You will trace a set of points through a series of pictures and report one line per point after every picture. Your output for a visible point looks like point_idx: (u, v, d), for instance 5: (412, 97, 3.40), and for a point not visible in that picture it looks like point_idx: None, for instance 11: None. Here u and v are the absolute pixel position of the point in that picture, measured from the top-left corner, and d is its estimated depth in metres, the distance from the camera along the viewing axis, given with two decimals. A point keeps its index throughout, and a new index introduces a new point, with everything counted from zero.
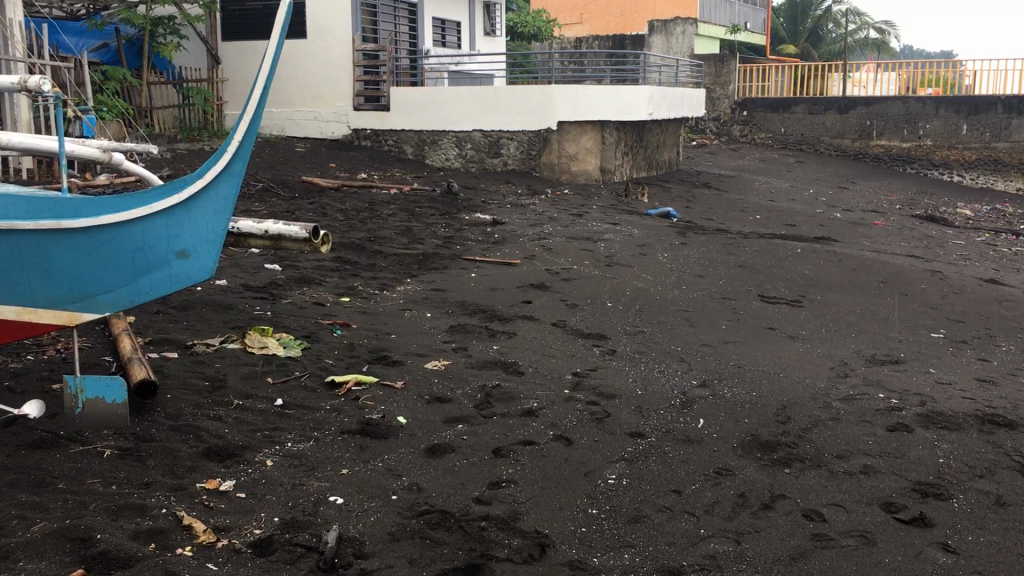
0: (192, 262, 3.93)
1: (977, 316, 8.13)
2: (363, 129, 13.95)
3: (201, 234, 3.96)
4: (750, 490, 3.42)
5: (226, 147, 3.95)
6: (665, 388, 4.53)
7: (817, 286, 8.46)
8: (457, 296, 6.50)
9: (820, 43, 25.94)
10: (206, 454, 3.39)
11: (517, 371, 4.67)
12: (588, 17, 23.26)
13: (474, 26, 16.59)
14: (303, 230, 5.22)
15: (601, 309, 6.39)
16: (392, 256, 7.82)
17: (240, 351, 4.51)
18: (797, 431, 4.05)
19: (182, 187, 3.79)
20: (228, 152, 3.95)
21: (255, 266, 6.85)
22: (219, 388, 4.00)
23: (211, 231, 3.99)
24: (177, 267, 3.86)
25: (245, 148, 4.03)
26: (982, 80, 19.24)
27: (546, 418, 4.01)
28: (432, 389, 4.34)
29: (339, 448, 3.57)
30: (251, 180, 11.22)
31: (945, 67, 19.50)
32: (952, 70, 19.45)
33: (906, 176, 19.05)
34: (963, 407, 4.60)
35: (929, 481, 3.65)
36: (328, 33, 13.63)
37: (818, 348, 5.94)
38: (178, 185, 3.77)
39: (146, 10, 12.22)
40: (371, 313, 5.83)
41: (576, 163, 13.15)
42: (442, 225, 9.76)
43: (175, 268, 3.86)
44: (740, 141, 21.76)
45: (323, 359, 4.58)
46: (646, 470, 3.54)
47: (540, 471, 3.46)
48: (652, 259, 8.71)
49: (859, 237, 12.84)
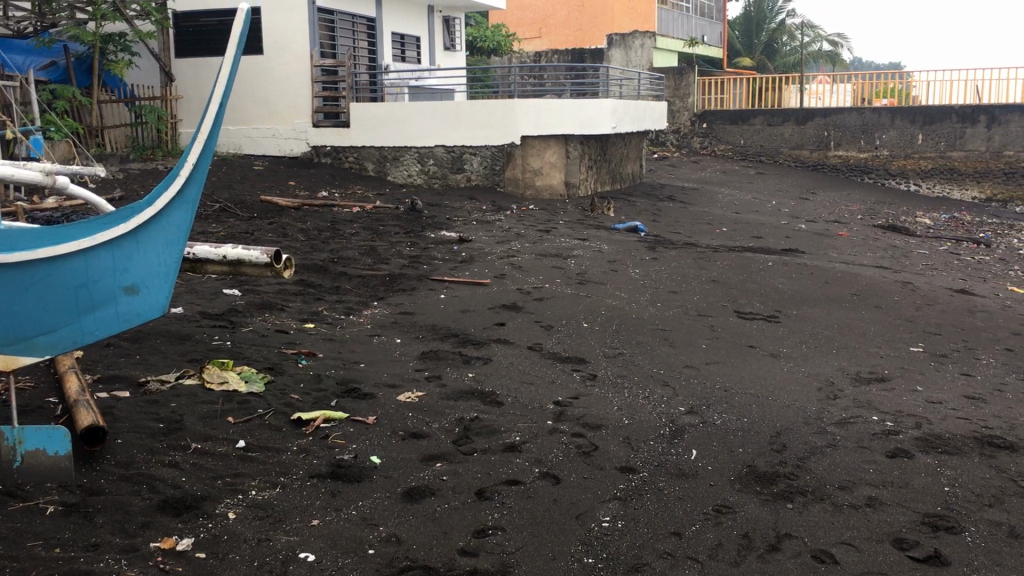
0: (143, 299, 3.62)
1: (952, 327, 8.03)
2: (322, 146, 13.63)
3: (152, 267, 3.65)
4: (753, 530, 3.20)
5: (178, 170, 3.65)
6: (653, 416, 4.29)
7: (791, 300, 8.31)
8: (426, 319, 6.23)
9: (775, 56, 26.29)
10: (162, 507, 3.10)
11: (495, 401, 4.41)
12: (547, 31, 22.80)
13: (434, 41, 16.39)
14: (263, 255, 4.94)
15: (577, 330, 6.15)
16: (356, 278, 7.53)
17: (198, 387, 4.21)
18: (795, 461, 3.84)
19: (131, 215, 3.49)
20: (181, 177, 3.65)
21: (213, 291, 6.53)
22: (174, 431, 3.70)
23: (163, 264, 3.68)
24: (126, 304, 3.55)
25: (200, 172, 3.73)
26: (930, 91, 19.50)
27: (530, 453, 3.76)
28: (406, 423, 4.07)
29: (309, 495, 3.29)
30: (207, 201, 10.86)
31: (895, 78, 19.82)
32: (901, 80, 19.72)
33: (865, 186, 19.13)
34: (960, 428, 4.42)
35: (938, 513, 3.45)
36: (284, 49, 13.31)
37: (803, 368, 5.75)
38: (126, 214, 3.47)
39: (96, 26, 11.83)
40: (338, 340, 5.54)
41: (540, 178, 13.03)
42: (406, 244, 9.48)
43: (124, 306, 3.55)
44: (701, 153, 21.69)
45: (288, 393, 4.29)
46: (642, 509, 3.29)
47: (528, 515, 3.21)
48: (624, 276, 8.50)
49: (826, 248, 12.77)
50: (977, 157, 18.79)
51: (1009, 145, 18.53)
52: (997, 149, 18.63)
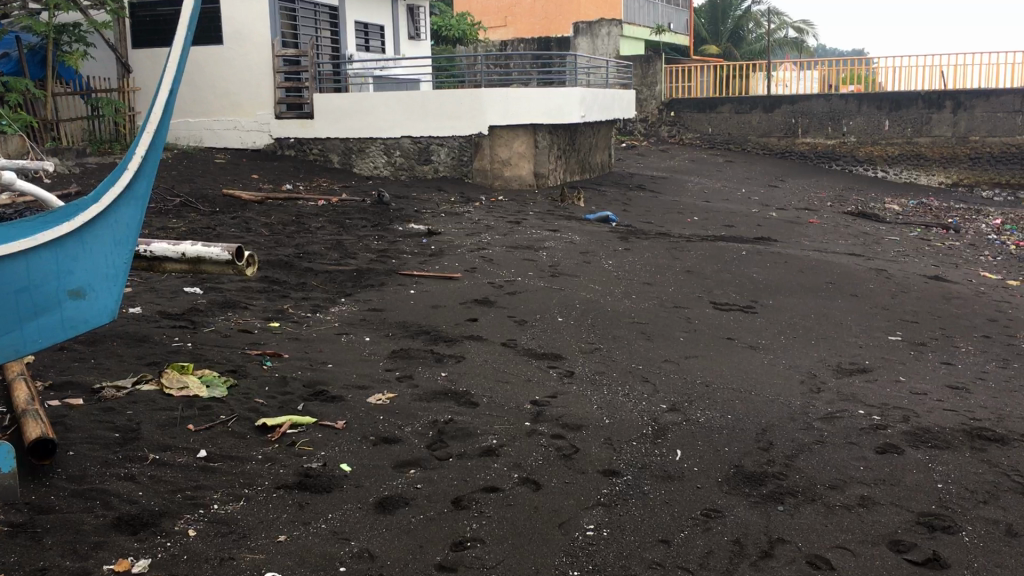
0: (87, 303, 3.43)
1: (929, 315, 7.96)
2: (286, 138, 13.34)
3: (97, 270, 3.47)
4: (744, 535, 3.05)
5: (126, 166, 3.51)
6: (634, 415, 4.14)
7: (766, 289, 8.21)
8: (396, 316, 6.03)
9: (741, 44, 26.21)
10: (116, 526, 2.89)
11: (470, 402, 4.23)
12: (512, 20, 22.75)
13: (399, 30, 16.12)
14: (225, 252, 4.72)
15: (552, 325, 5.99)
16: (323, 273, 7.30)
17: (156, 393, 3.98)
18: (782, 459, 3.70)
19: (78, 212, 3.31)
20: (129, 173, 3.51)
21: (172, 290, 6.28)
22: (130, 440, 3.48)
23: (108, 266, 3.51)
24: (70, 309, 3.35)
25: (146, 170, 3.61)
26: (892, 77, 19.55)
27: (508, 457, 3.58)
28: (377, 427, 3.87)
29: (275, 508, 3.09)
30: (168, 196, 10.56)
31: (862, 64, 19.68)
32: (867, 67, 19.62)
33: (833, 173, 19.15)
34: (948, 420, 4.31)
35: (932, 512, 3.33)
36: (246, 39, 12.99)
37: (783, 360, 5.63)
38: (73, 209, 3.29)
39: (49, 16, 11.44)
40: (304, 340, 5.32)
41: (508, 168, 12.81)
42: (374, 237, 9.25)
43: (68, 310, 3.34)
44: (669, 142, 21.55)
45: (252, 397, 4.07)
46: (628, 516, 3.14)
47: (509, 524, 3.03)
48: (597, 267, 8.35)
49: (797, 236, 12.71)
50: (942, 143, 18.88)
51: (975, 130, 18.62)
52: (962, 135, 18.73)
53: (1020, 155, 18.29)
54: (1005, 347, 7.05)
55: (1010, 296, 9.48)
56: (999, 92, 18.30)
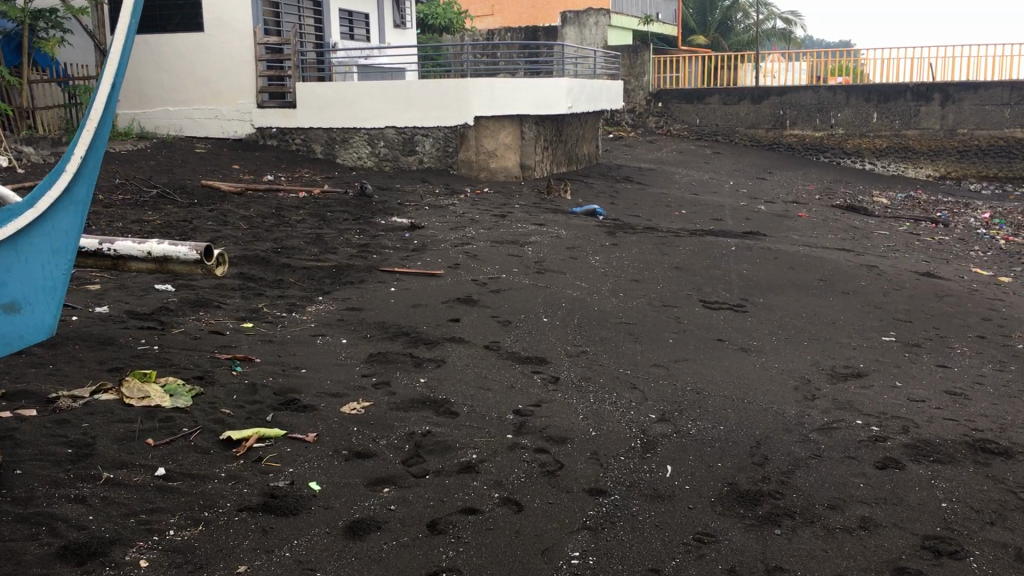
0: (24, 317, 3.39)
1: (922, 314, 7.80)
2: (267, 127, 13.07)
3: (35, 282, 3.42)
4: (740, 563, 2.85)
5: (64, 167, 3.45)
6: (622, 426, 3.94)
7: (757, 287, 8.02)
8: (375, 316, 5.80)
9: (729, 34, 26.03)
10: (61, 556, 2.66)
11: (450, 412, 4.02)
12: (499, 9, 22.56)
13: (384, 19, 15.83)
14: (193, 251, 4.43)
15: (537, 326, 5.78)
16: (301, 270, 7.06)
17: (115, 403, 3.74)
18: (778, 476, 3.50)
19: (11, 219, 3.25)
20: (67, 174, 3.45)
21: (143, 288, 6.03)
22: (84, 457, 3.24)
23: (47, 278, 3.46)
24: (6, 324, 3.31)
25: (87, 170, 3.55)
26: (878, 69, 19.43)
27: (488, 475, 3.37)
28: (350, 440, 3.66)
29: (236, 534, 2.87)
30: (144, 187, 10.28)
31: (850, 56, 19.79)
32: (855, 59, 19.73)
33: (820, 165, 19.00)
34: (949, 431, 4.13)
35: (937, 535, 3.14)
36: (226, 26, 12.69)
37: (776, 364, 5.44)
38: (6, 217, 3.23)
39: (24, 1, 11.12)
40: (278, 342, 5.09)
41: (495, 160, 12.48)
42: (355, 232, 9.01)
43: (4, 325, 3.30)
44: (656, 133, 21.29)
45: (218, 407, 3.84)
46: (616, 541, 2.93)
47: (488, 552, 2.83)
48: (583, 263, 8.14)
49: (786, 230, 12.56)
50: (930, 136, 18.78)
51: (963, 123, 18.53)
52: (950, 128, 18.64)
53: (1008, 148, 18.23)
54: (1000, 348, 6.90)
55: (1002, 294, 9.35)
56: (987, 85, 18.22)
